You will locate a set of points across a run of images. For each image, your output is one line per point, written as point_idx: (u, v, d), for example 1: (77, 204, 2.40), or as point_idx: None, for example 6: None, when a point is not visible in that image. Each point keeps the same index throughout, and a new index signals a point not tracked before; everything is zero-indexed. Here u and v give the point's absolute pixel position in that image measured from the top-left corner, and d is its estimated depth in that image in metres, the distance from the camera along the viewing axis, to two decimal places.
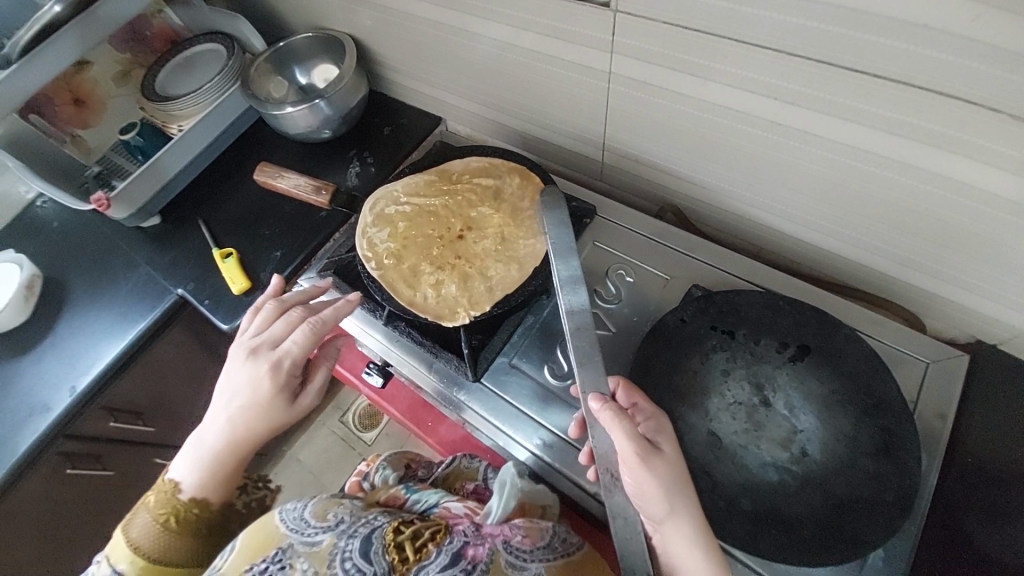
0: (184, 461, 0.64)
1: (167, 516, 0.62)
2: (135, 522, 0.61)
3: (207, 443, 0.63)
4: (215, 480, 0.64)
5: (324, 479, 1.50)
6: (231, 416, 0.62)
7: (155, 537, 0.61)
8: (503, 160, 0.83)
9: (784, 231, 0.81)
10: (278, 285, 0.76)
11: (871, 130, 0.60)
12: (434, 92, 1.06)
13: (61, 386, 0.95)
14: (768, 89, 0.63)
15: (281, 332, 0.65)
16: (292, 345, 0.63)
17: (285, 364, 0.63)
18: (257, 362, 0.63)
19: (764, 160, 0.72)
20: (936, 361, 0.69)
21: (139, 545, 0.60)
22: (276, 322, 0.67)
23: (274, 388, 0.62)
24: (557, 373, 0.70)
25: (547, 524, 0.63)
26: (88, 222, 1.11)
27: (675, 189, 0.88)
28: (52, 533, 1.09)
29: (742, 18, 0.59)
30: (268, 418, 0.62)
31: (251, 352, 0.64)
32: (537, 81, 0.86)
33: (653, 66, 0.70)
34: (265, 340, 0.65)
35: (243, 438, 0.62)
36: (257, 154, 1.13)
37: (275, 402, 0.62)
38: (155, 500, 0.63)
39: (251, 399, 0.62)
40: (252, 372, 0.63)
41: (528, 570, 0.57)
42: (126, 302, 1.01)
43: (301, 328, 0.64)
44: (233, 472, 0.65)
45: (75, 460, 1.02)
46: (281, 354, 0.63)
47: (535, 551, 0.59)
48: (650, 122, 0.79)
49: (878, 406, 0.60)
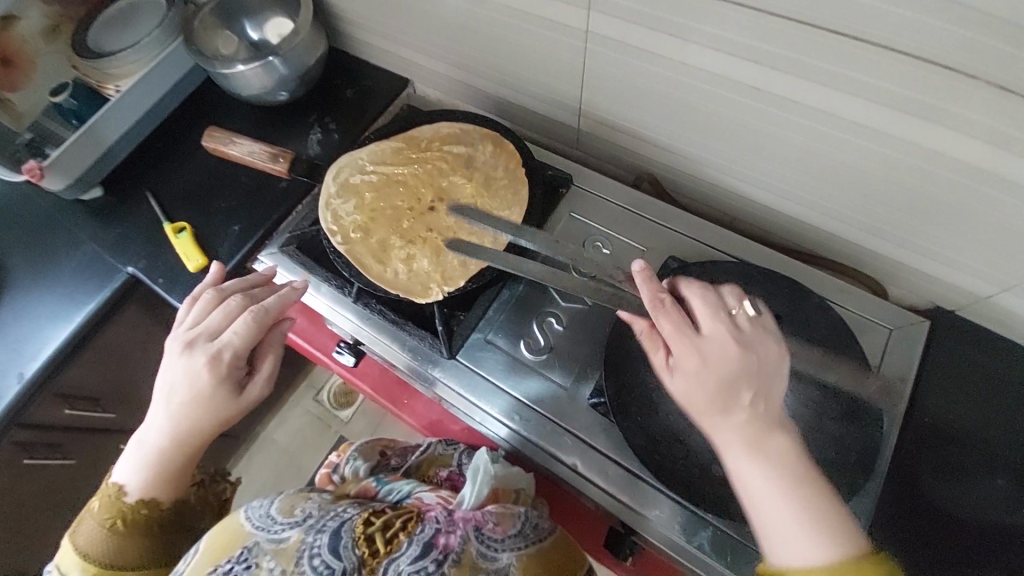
0: (128, 462, 0.61)
1: (114, 519, 0.59)
2: (81, 529, 0.59)
3: (151, 441, 0.60)
4: (163, 477, 0.60)
5: (301, 456, 1.49)
6: (173, 412, 0.59)
7: (103, 543, 0.58)
8: (475, 125, 0.79)
9: (757, 201, 0.82)
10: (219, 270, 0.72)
11: (849, 97, 0.59)
12: (401, 51, 0.99)
13: (8, 372, 0.89)
14: (748, 52, 0.61)
15: (220, 323, 0.62)
16: (232, 336, 0.60)
17: (225, 357, 0.59)
18: (194, 356, 0.60)
19: (743, 128, 0.71)
20: (899, 328, 0.71)
21: (86, 552, 0.57)
22: (214, 310, 0.63)
23: (215, 381, 0.59)
24: (533, 348, 0.69)
25: (519, 511, 0.64)
26: (22, 196, 1.02)
27: (653, 159, 0.86)
28: (13, 526, 1.05)
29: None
30: (212, 412, 0.59)
31: (187, 344, 0.61)
32: (511, 40, 0.81)
33: (633, 25, 0.67)
34: (202, 331, 0.61)
35: (188, 433, 0.59)
36: (207, 118, 1.04)
37: (218, 395, 0.59)
38: (98, 506, 0.60)
39: (191, 394, 0.59)
40: (190, 365, 0.59)
41: (500, 560, 0.59)
42: (72, 282, 0.94)
43: (241, 318, 0.61)
44: (183, 469, 0.61)
45: (31, 450, 0.97)
46: (220, 346, 0.60)
47: (506, 540, 0.61)
48: (628, 85, 0.75)
49: (844, 371, 0.62)
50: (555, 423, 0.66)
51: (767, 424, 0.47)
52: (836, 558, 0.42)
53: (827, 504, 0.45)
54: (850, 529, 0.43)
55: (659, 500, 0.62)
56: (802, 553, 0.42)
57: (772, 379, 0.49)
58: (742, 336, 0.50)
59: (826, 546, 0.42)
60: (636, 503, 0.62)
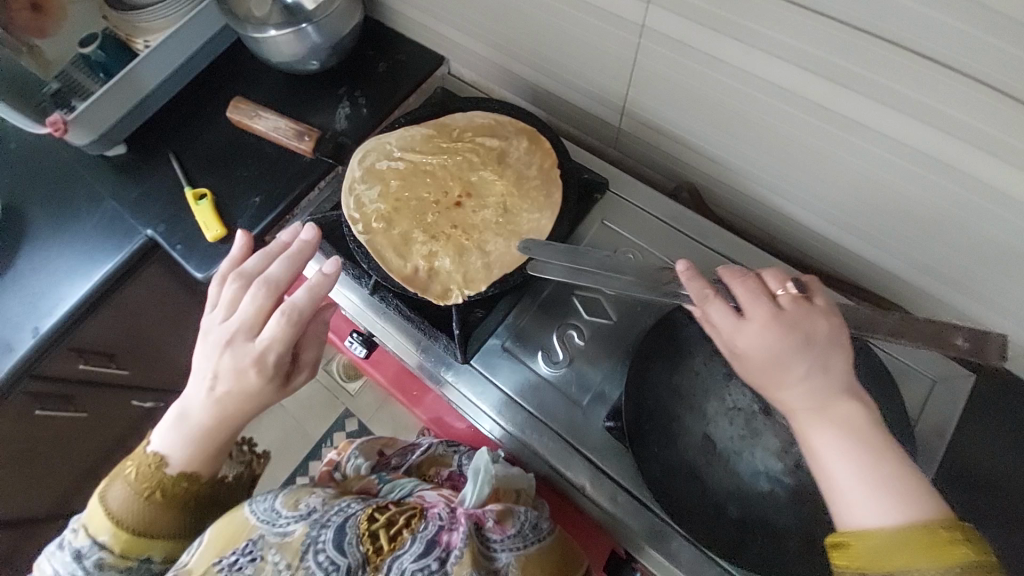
0: (167, 432, 0.58)
1: (152, 489, 0.56)
2: (114, 493, 0.56)
3: (191, 417, 0.57)
4: (205, 453, 0.58)
5: (306, 424, 1.51)
6: (217, 406, 0.57)
7: (138, 511, 0.56)
8: (511, 117, 0.75)
9: (802, 223, 0.77)
10: (245, 242, 0.66)
11: (921, 125, 0.55)
12: (439, 27, 0.94)
13: (23, 325, 0.89)
14: (818, 66, 0.57)
15: (258, 318, 0.58)
16: (274, 338, 0.57)
17: (270, 359, 0.57)
18: (238, 354, 0.57)
19: (799, 146, 0.66)
20: (941, 379, 0.66)
21: (122, 518, 0.55)
22: (246, 297, 0.60)
23: (262, 383, 0.57)
24: (551, 361, 0.66)
25: (520, 510, 0.63)
26: (47, 146, 1.01)
27: (695, 166, 0.81)
28: (28, 468, 1.08)
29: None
30: (259, 408, 0.58)
31: (225, 339, 0.58)
32: (558, 27, 0.76)
33: (694, 25, 0.62)
34: (240, 327, 0.58)
35: (231, 422, 0.58)
36: (236, 81, 1.01)
37: (265, 394, 0.57)
38: (134, 472, 0.57)
39: (237, 392, 0.56)
40: (231, 361, 0.57)
41: (499, 559, 0.60)
42: (91, 239, 0.93)
43: (278, 318, 0.57)
44: (225, 445, 0.59)
45: (43, 401, 0.98)
46: (263, 348, 0.57)
47: (506, 539, 0.61)
48: (679, 88, 0.71)
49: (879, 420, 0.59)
50: (566, 441, 0.63)
51: (828, 391, 0.48)
52: (914, 517, 0.42)
53: (901, 469, 0.45)
54: (926, 494, 0.44)
55: (668, 531, 0.60)
56: (878, 515, 0.43)
57: (828, 350, 0.49)
58: (790, 315, 0.50)
59: (902, 509, 0.43)
60: (642, 530, 0.60)
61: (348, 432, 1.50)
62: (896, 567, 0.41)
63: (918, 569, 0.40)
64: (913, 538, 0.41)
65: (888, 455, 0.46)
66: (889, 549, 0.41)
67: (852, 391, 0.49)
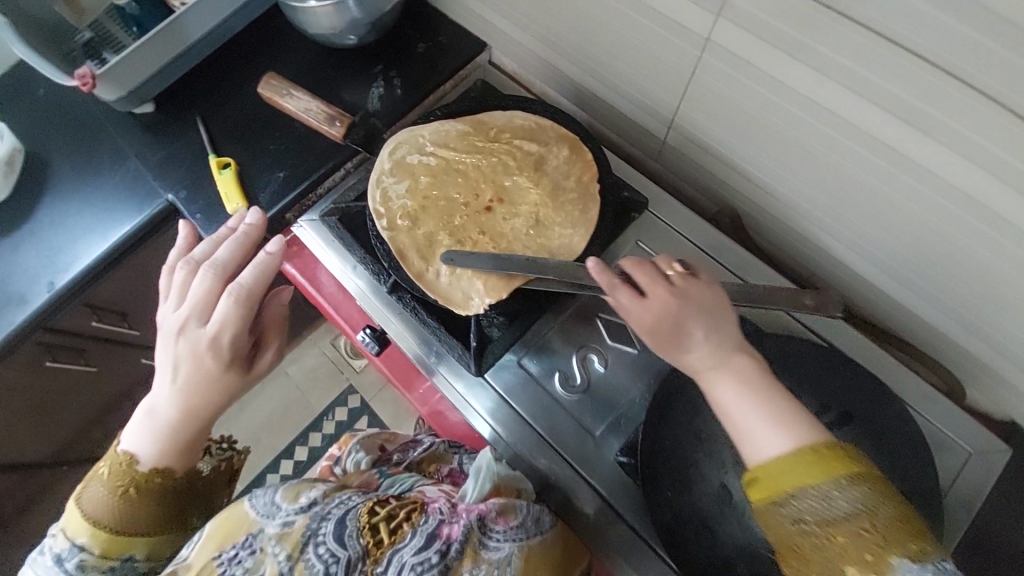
0: (136, 430, 0.58)
1: (125, 487, 0.56)
2: (88, 495, 0.56)
3: (158, 412, 0.58)
4: (179, 447, 0.58)
5: (309, 397, 1.51)
6: (179, 394, 0.58)
7: (114, 510, 0.55)
8: (553, 122, 0.71)
9: (847, 265, 0.73)
10: (189, 233, 0.68)
11: (998, 183, 0.51)
12: (485, 12, 0.89)
13: (39, 279, 0.89)
14: (895, 105, 0.53)
15: (207, 306, 0.60)
16: (225, 320, 0.59)
17: (224, 341, 0.58)
18: (191, 340, 0.59)
19: (857, 187, 0.62)
20: (978, 452, 0.63)
21: (97, 519, 0.55)
22: (195, 282, 0.62)
23: (221, 365, 0.58)
24: (568, 384, 0.64)
25: (522, 504, 0.61)
26: (77, 97, 1.00)
27: (739, 191, 0.77)
28: (40, 415, 1.09)
29: (911, 17, 0.47)
30: (221, 393, 0.59)
31: (177, 327, 0.60)
32: (613, 27, 0.71)
33: (765, 44, 0.57)
34: (191, 315, 0.60)
35: (199, 414, 0.58)
36: (270, 48, 0.98)
37: (226, 377, 0.59)
38: (107, 471, 0.56)
39: (197, 377, 0.58)
40: (186, 347, 0.58)
41: (502, 550, 0.57)
42: (112, 198, 0.92)
43: (226, 300, 0.59)
44: (198, 438, 0.59)
45: (55, 353, 0.98)
46: (217, 331, 0.59)
47: (507, 531, 0.58)
48: (735, 110, 0.66)
49: (910, 492, 0.56)
50: (575, 470, 0.62)
51: (722, 346, 0.51)
52: (801, 439, 0.45)
53: (785, 400, 0.48)
54: (806, 416, 0.47)
55: None
56: (775, 446, 0.46)
57: (721, 311, 0.53)
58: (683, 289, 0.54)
59: (790, 435, 0.46)
60: (641, 558, 0.61)
61: (349, 408, 1.50)
62: (795, 488, 0.44)
63: (815, 486, 0.43)
64: (803, 458, 0.44)
65: (776, 391, 0.49)
66: (786, 474, 0.44)
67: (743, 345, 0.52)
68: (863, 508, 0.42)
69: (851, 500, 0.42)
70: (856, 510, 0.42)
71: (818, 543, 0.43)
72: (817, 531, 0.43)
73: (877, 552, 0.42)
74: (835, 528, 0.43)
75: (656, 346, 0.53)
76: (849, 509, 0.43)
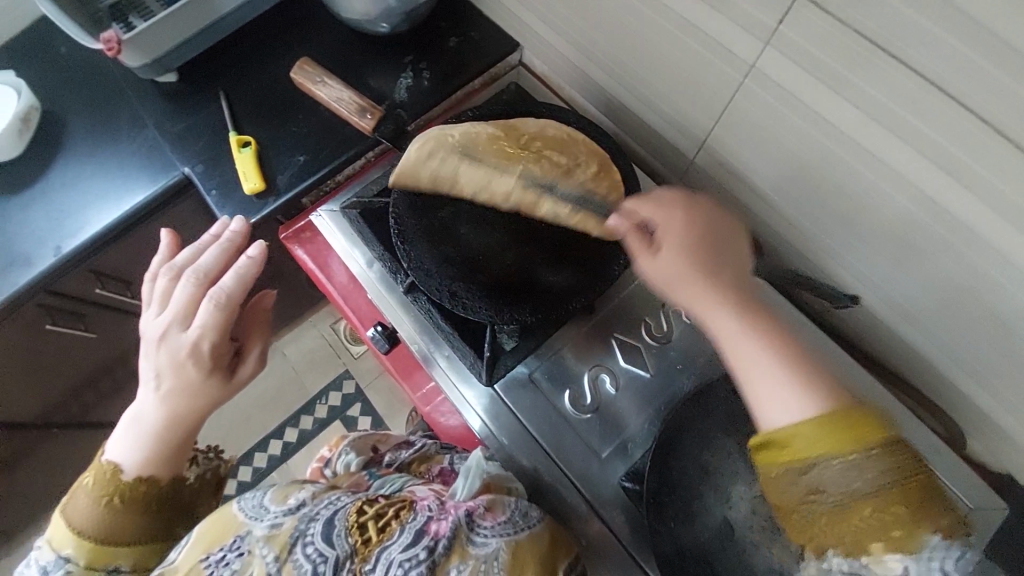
0: (121, 439, 0.58)
1: (110, 496, 0.55)
2: (73, 506, 0.54)
3: (141, 421, 0.58)
4: (164, 453, 0.58)
5: (305, 379, 1.51)
6: (161, 401, 0.58)
7: (99, 519, 0.54)
8: (584, 136, 0.70)
9: (865, 307, 0.72)
10: (170, 239, 0.67)
11: None
12: (521, 12, 0.88)
13: (46, 242, 0.88)
14: (941, 157, 0.51)
15: (187, 315, 0.60)
16: (205, 327, 0.59)
17: (204, 348, 0.59)
18: (172, 347, 0.59)
19: (888, 234, 0.61)
20: (982, 509, 0.63)
21: (82, 529, 0.53)
22: (177, 290, 0.62)
23: (201, 372, 0.58)
24: (577, 402, 0.66)
25: (511, 500, 0.61)
26: (99, 59, 0.98)
27: (763, 220, 0.76)
28: (37, 381, 1.08)
29: (969, 71, 0.46)
30: (202, 401, 0.58)
31: (158, 335, 0.60)
32: (654, 43, 0.70)
33: (812, 79, 0.56)
34: (171, 322, 0.60)
35: (182, 420, 0.58)
36: (300, 27, 0.96)
37: (208, 384, 0.59)
38: (92, 481, 0.56)
39: (178, 385, 0.58)
40: (166, 356, 0.58)
41: (489, 546, 0.55)
42: (128, 166, 0.91)
43: (204, 307, 0.60)
44: (182, 445, 0.59)
45: (56, 316, 0.97)
46: (197, 338, 0.59)
47: (495, 526, 0.57)
48: (770, 141, 0.66)
49: None
50: (576, 487, 0.64)
51: (728, 288, 0.51)
52: (823, 407, 0.44)
53: (802, 361, 0.47)
54: (824, 379, 0.45)
55: None
56: (791, 411, 0.45)
57: (720, 248, 0.54)
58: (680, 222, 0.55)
59: (811, 403, 0.44)
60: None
61: (344, 394, 1.49)
62: (817, 458, 0.42)
63: (840, 459, 0.41)
64: (825, 428, 0.42)
65: (784, 339, 0.49)
66: (808, 445, 0.43)
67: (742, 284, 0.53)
68: (890, 483, 0.41)
69: (876, 475, 0.41)
70: (879, 481, 0.41)
71: (839, 518, 0.42)
72: (839, 506, 0.42)
73: (904, 530, 0.40)
74: (860, 503, 0.41)
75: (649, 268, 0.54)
76: (876, 485, 0.41)
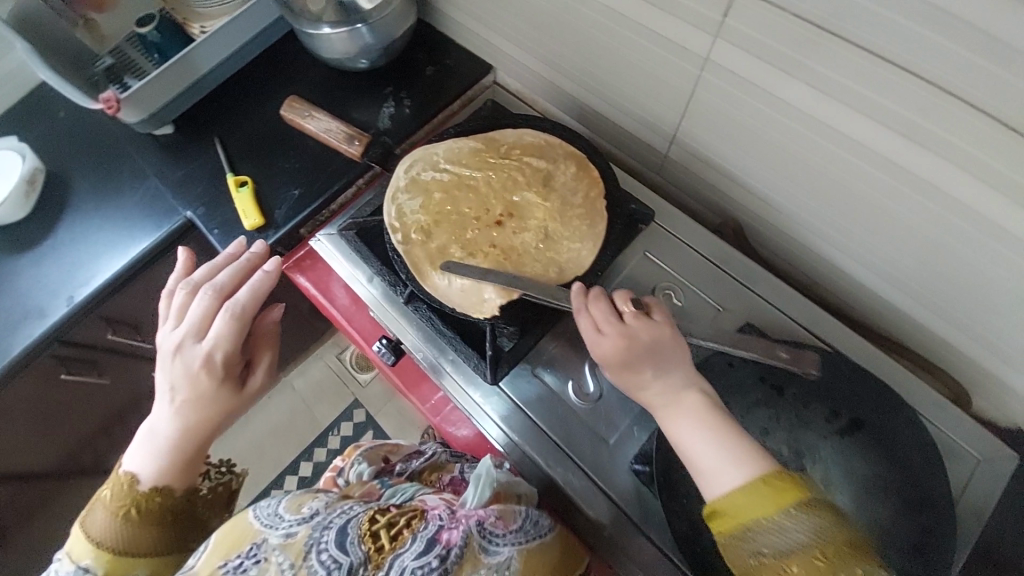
0: (138, 450, 0.59)
1: (127, 508, 0.56)
2: (92, 519, 0.56)
3: (159, 432, 0.60)
4: (179, 464, 0.59)
5: (315, 411, 1.52)
6: (178, 410, 0.59)
7: (118, 531, 0.55)
8: (561, 141, 0.75)
9: (848, 274, 0.75)
10: (188, 257, 0.70)
11: (989, 190, 0.53)
12: (489, 35, 0.94)
13: (60, 293, 0.91)
14: (892, 120, 0.55)
15: (201, 326, 0.62)
16: (218, 337, 0.61)
17: (217, 358, 0.60)
18: (188, 359, 0.60)
19: (858, 199, 0.65)
20: (987, 459, 0.65)
21: (101, 540, 0.55)
22: (194, 303, 0.64)
23: (215, 381, 0.60)
24: (581, 393, 0.69)
25: (521, 509, 0.64)
26: (98, 120, 1.04)
27: (742, 205, 0.80)
28: (53, 431, 1.10)
29: (904, 36, 0.49)
30: (216, 410, 0.60)
31: (175, 346, 0.62)
32: (613, 47, 0.75)
33: (764, 64, 0.61)
34: (186, 334, 0.62)
35: (197, 431, 0.59)
36: (284, 71, 1.02)
37: (221, 393, 0.60)
38: (109, 493, 0.57)
39: (193, 395, 0.59)
40: (183, 367, 0.60)
41: (501, 554, 0.58)
42: (133, 214, 0.95)
43: (219, 317, 0.62)
44: (196, 456, 0.60)
45: (70, 366, 0.99)
46: (211, 348, 0.61)
47: (507, 535, 0.60)
48: (734, 127, 0.70)
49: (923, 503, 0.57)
50: (588, 476, 0.66)
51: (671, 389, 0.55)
52: (755, 475, 0.48)
53: (738, 436, 0.52)
54: (759, 452, 0.50)
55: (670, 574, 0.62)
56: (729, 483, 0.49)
57: (673, 352, 0.56)
58: (637, 330, 0.57)
59: (743, 470, 0.49)
60: (647, 561, 0.63)
61: (356, 422, 1.50)
62: (755, 521, 0.46)
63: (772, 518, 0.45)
64: (756, 491, 0.47)
65: (732, 427, 0.53)
66: (745, 508, 0.47)
67: (694, 381, 0.56)
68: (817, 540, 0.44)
69: (811, 530, 0.44)
70: (806, 538, 0.44)
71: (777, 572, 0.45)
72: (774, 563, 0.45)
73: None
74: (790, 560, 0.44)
75: (616, 377, 0.57)
76: (805, 542, 0.44)
